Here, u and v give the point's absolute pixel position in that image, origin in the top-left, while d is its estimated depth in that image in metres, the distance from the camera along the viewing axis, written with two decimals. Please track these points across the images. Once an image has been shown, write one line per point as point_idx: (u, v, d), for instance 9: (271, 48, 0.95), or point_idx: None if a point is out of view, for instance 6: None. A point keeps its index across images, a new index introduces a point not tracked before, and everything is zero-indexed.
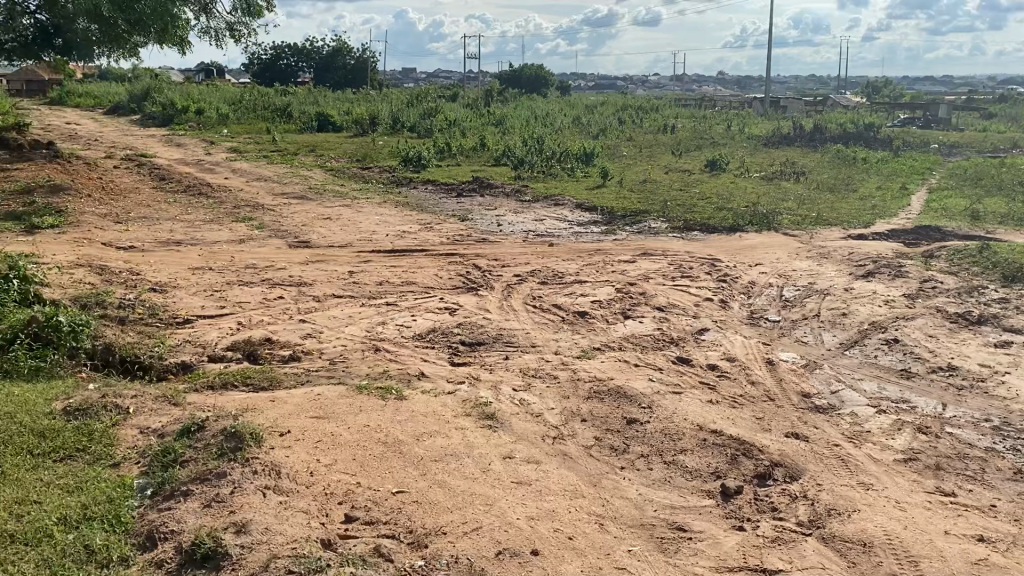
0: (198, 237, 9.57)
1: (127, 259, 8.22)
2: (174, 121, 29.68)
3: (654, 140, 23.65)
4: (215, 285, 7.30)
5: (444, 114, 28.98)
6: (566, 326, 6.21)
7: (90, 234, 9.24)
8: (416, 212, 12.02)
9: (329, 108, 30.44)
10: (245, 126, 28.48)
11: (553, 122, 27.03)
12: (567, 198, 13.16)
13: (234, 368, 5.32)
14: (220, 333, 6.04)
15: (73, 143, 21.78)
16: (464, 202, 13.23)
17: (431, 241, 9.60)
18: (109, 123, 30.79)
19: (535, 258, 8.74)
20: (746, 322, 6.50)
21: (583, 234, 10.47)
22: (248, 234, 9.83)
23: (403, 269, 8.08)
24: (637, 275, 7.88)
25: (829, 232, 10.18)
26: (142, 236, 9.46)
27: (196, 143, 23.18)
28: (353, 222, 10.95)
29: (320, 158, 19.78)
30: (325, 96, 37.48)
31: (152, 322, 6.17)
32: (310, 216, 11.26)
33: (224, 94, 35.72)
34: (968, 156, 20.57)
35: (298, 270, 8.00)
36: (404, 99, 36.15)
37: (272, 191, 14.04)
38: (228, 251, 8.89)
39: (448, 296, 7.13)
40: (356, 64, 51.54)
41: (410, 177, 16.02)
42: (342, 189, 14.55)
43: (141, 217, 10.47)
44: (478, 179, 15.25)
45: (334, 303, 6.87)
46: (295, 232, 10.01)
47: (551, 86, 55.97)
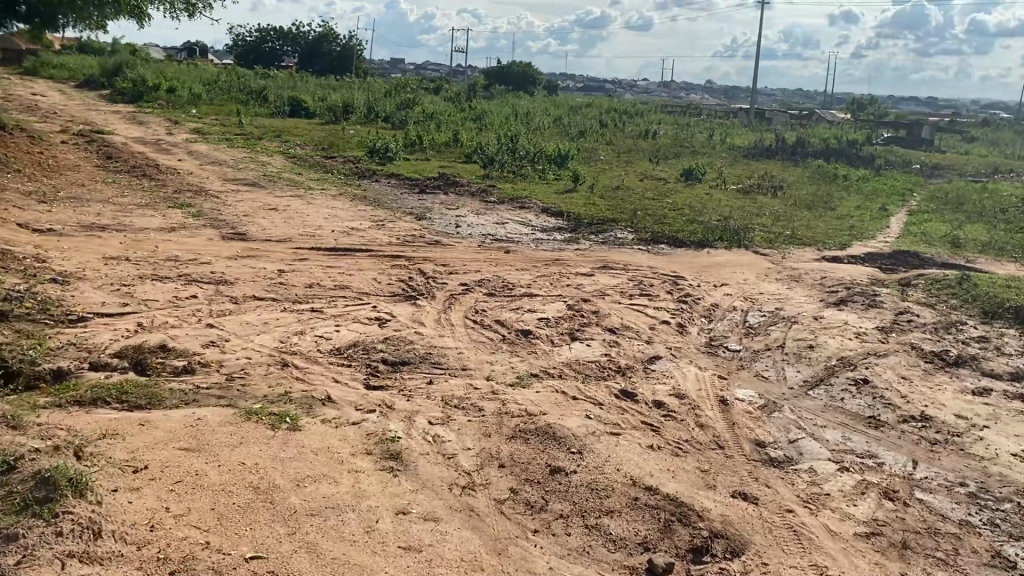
0: (124, 223, 8.87)
1: (37, 244, 7.52)
2: (143, 97, 28.78)
3: (633, 144, 23.14)
4: (125, 279, 6.62)
5: (423, 107, 28.30)
6: (505, 347, 5.59)
7: (6, 213, 8.52)
8: (371, 207, 11.36)
9: (305, 94, 29.66)
10: (216, 107, 27.63)
11: (532, 121, 26.41)
12: (534, 201, 12.56)
13: (115, 380, 4.65)
14: (113, 336, 5.36)
15: (28, 115, 20.86)
16: (426, 199, 12.59)
17: (379, 240, 8.96)
18: (76, 96, 29.80)
19: (487, 265, 8.13)
20: (704, 351, 5.92)
21: (544, 241, 9.87)
22: (182, 223, 9.14)
23: (340, 270, 7.44)
24: (593, 290, 7.28)
25: (802, 253, 9.65)
26: (63, 219, 8.74)
27: (160, 121, 22.35)
28: (300, 215, 10.28)
29: (285, 144, 19.04)
30: (303, 81, 36.62)
31: (39, 318, 5.49)
32: (256, 207, 10.57)
33: (199, 73, 34.78)
34: (950, 179, 20.23)
35: (224, 266, 7.33)
36: (384, 88, 35.46)
37: (223, 176, 13.32)
38: (154, 241, 8.20)
39: (382, 304, 6.49)
40: (342, 51, 51.14)
41: (374, 169, 15.35)
42: (299, 177, 13.87)
43: (70, 198, 9.74)
44: (445, 176, 14.62)
45: (253, 307, 6.22)
46: (233, 223, 9.33)
47: (537, 85, 55.41)
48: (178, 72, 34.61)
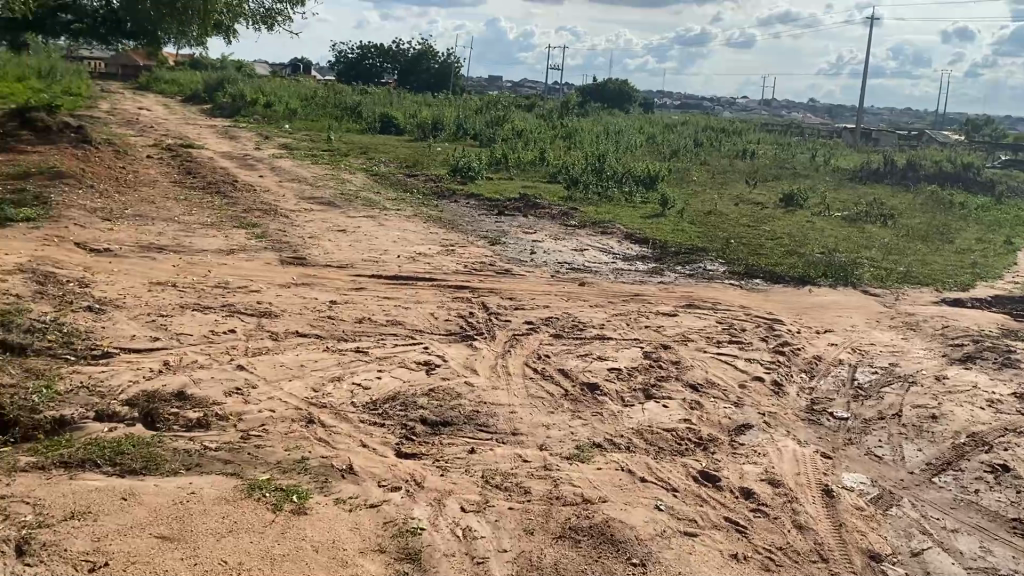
0: (183, 244, 8.50)
1: (86, 267, 7.17)
2: (240, 112, 29.29)
3: (729, 165, 22.04)
4: (164, 309, 6.14)
5: (512, 123, 27.85)
6: (566, 406, 4.82)
7: (66, 231, 8.28)
8: (445, 230, 10.77)
9: (397, 110, 29.62)
10: (308, 122, 27.84)
11: (624, 139, 25.58)
12: (618, 226, 11.76)
13: (118, 434, 4.09)
14: (133, 377, 4.84)
15: (126, 128, 21.29)
16: (503, 222, 11.96)
17: (446, 267, 8.33)
18: (178, 110, 30.56)
19: (558, 299, 7.37)
20: (804, 419, 5.01)
21: (625, 272, 9.06)
22: (243, 244, 8.73)
23: (396, 302, 6.81)
24: (675, 334, 6.44)
25: (917, 294, 8.54)
26: (123, 238, 8.43)
27: (251, 136, 22.52)
28: (368, 237, 9.76)
29: (369, 161, 18.75)
30: (397, 97, 36.80)
31: (58, 355, 5.03)
32: (324, 228, 10.11)
33: (297, 89, 35.29)
34: None
35: (273, 295, 6.80)
36: (476, 105, 35.21)
37: (299, 194, 12.97)
38: (208, 265, 7.78)
39: (435, 345, 5.82)
40: (441, 67, 51.83)
41: (454, 188, 14.84)
42: (376, 196, 13.43)
43: (136, 216, 9.49)
44: (525, 197, 13.98)
45: (293, 345, 5.63)
46: (295, 245, 8.86)
47: (633, 103, 54.47)
48: (276, 87, 35.24)
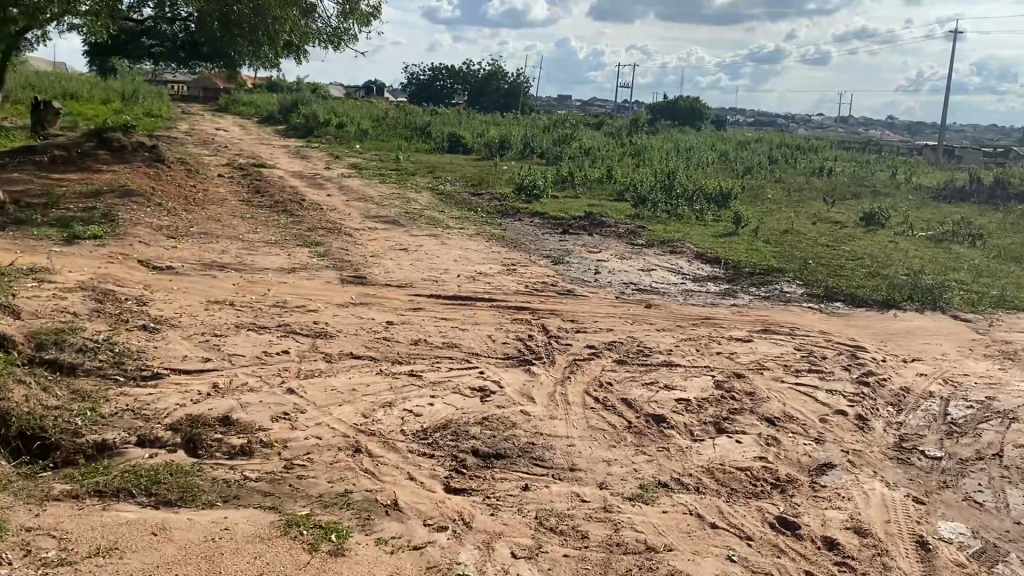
0: (244, 262, 8.45)
1: (147, 285, 7.14)
2: (312, 132, 29.76)
3: (804, 183, 21.33)
4: (218, 329, 6.03)
5: (581, 142, 27.59)
6: (629, 439, 4.49)
7: (131, 249, 8.32)
8: (508, 249, 10.54)
9: (465, 130, 29.67)
10: (378, 141, 28.10)
11: (695, 157, 25.06)
12: (688, 245, 11.35)
13: (158, 461, 3.93)
14: (180, 400, 4.70)
15: (201, 148, 21.76)
16: (568, 241, 11.67)
17: (507, 287, 8.08)
18: (253, 131, 31.23)
19: (624, 322, 7.04)
20: (892, 458, 4.57)
21: (695, 293, 8.66)
22: (304, 262, 8.64)
23: (453, 323, 6.58)
24: (749, 362, 6.03)
25: (1014, 320, 7.92)
26: (186, 256, 8.42)
27: (321, 155, 22.78)
28: (430, 256, 9.59)
29: (435, 180, 18.70)
30: (466, 116, 36.95)
31: (107, 376, 4.93)
32: (386, 246, 9.98)
33: (368, 110, 35.75)
34: None
35: (330, 314, 6.65)
36: (545, 124, 35.10)
37: (364, 213, 12.92)
38: (267, 283, 7.67)
39: (493, 369, 5.55)
40: (511, 86, 52.06)
41: (519, 207, 14.63)
42: (440, 215, 13.30)
43: (201, 234, 9.52)
44: (592, 216, 13.68)
45: (345, 367, 5.43)
46: (356, 264, 8.73)
47: (704, 120, 53.68)
48: (348, 108, 35.78)
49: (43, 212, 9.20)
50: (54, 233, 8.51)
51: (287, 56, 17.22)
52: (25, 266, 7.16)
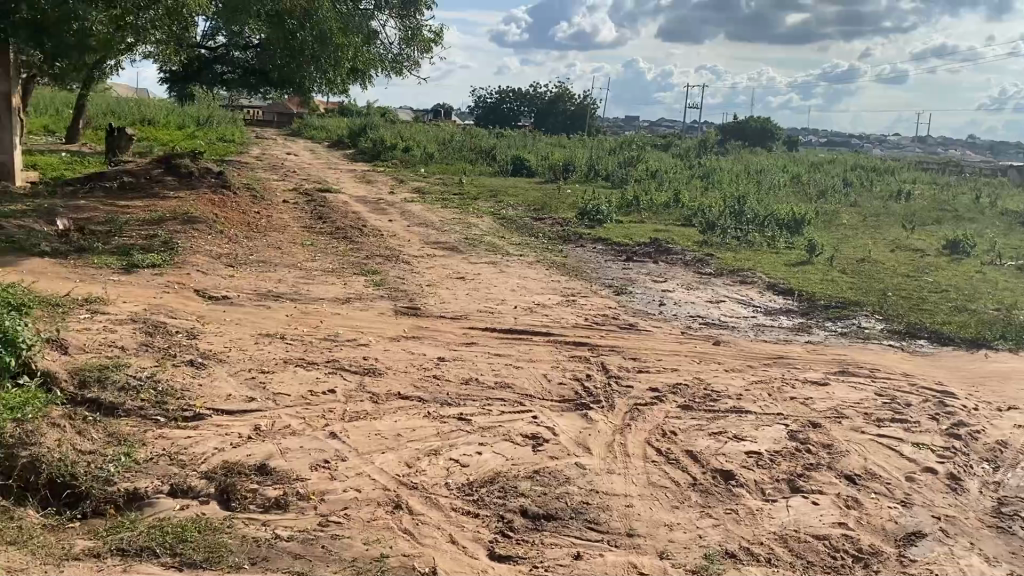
0: (300, 291, 8.32)
1: (200, 316, 7.04)
2: (379, 156, 30.02)
3: (881, 207, 20.50)
4: (266, 363, 5.85)
5: (647, 164, 27.16)
6: (693, 499, 4.13)
7: (188, 278, 8.27)
8: (569, 278, 10.22)
9: (531, 153, 29.53)
10: (443, 165, 28.16)
11: (766, 180, 24.39)
12: (759, 275, 10.86)
13: (188, 515, 3.73)
14: (219, 444, 4.51)
15: (270, 173, 22.06)
16: (633, 269, 11.30)
17: (567, 320, 7.76)
18: (321, 155, 31.66)
19: (689, 361, 6.64)
20: (990, 526, 4.10)
21: (766, 328, 8.20)
22: (360, 291, 8.47)
23: (508, 360, 6.28)
24: (826, 409, 5.58)
25: None
26: (243, 285, 8.34)
27: (386, 180, 22.88)
28: (488, 286, 9.33)
29: (498, 204, 18.53)
30: (532, 139, 36.86)
31: (147, 417, 4.78)
32: (443, 275, 9.77)
33: (434, 133, 35.96)
34: None
35: (381, 348, 6.42)
36: (612, 146, 34.76)
37: (425, 239, 12.77)
38: (321, 313, 7.50)
39: (548, 414, 5.23)
40: (577, 108, 51.86)
41: (582, 232, 14.31)
42: (501, 241, 13.08)
43: (260, 262, 9.45)
44: (657, 242, 13.28)
45: (393, 408, 5.18)
46: (412, 294, 8.52)
47: (775, 141, 52.61)
48: (415, 132, 36.06)
49: (106, 240, 9.26)
50: (115, 262, 8.53)
51: (351, 81, 17.31)
52: (81, 296, 7.14)
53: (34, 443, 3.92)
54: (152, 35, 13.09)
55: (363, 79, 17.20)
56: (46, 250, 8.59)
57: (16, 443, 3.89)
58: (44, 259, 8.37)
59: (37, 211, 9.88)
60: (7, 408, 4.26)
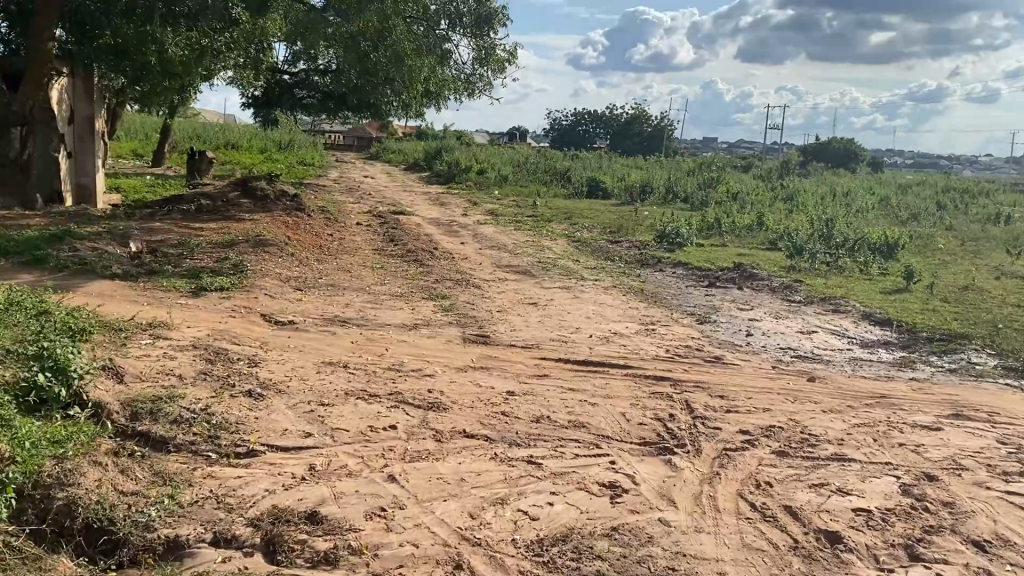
0: (367, 316, 8.03)
1: (263, 342, 6.80)
2: (454, 178, 29.99)
3: (980, 230, 19.35)
4: (326, 394, 5.52)
5: (727, 186, 26.40)
6: (795, 567, 3.61)
7: (255, 301, 8.06)
8: (648, 305, 9.71)
9: (606, 175, 29.06)
10: (518, 187, 27.93)
11: (854, 202, 23.38)
12: (852, 303, 10.16)
13: (229, 568, 3.40)
14: (269, 485, 4.18)
15: (345, 195, 22.14)
16: (715, 296, 10.72)
17: (647, 351, 7.25)
18: (397, 178, 31.83)
19: (783, 400, 6.06)
20: None
21: (864, 363, 7.53)
22: (429, 317, 8.12)
23: (583, 396, 5.81)
24: (942, 460, 4.95)
25: None
26: (309, 309, 8.09)
27: (460, 201, 22.71)
28: (562, 313, 8.90)
29: (573, 226, 18.12)
30: (608, 161, 36.41)
31: (198, 453, 4.49)
32: (515, 300, 9.38)
33: (509, 156, 35.84)
34: None
35: (448, 380, 6.03)
36: (690, 167, 34.03)
37: (497, 262, 12.44)
38: (387, 341, 7.18)
39: (627, 460, 4.75)
40: (653, 130, 51.77)
41: (661, 256, 13.77)
42: (576, 264, 12.64)
43: (328, 285, 9.23)
44: (741, 268, 12.67)
45: (457, 448, 4.78)
46: (482, 321, 8.14)
47: (859, 162, 50.96)
48: (490, 155, 36.01)
49: (177, 262, 9.18)
50: (183, 284, 8.41)
51: (425, 103, 17.19)
52: (146, 320, 6.99)
53: (71, 485, 3.68)
54: (229, 59, 13.19)
55: (437, 101, 17.06)
56: (117, 273, 8.54)
57: (52, 484, 3.66)
58: (114, 282, 8.31)
59: (112, 234, 9.92)
60: (50, 442, 4.03)
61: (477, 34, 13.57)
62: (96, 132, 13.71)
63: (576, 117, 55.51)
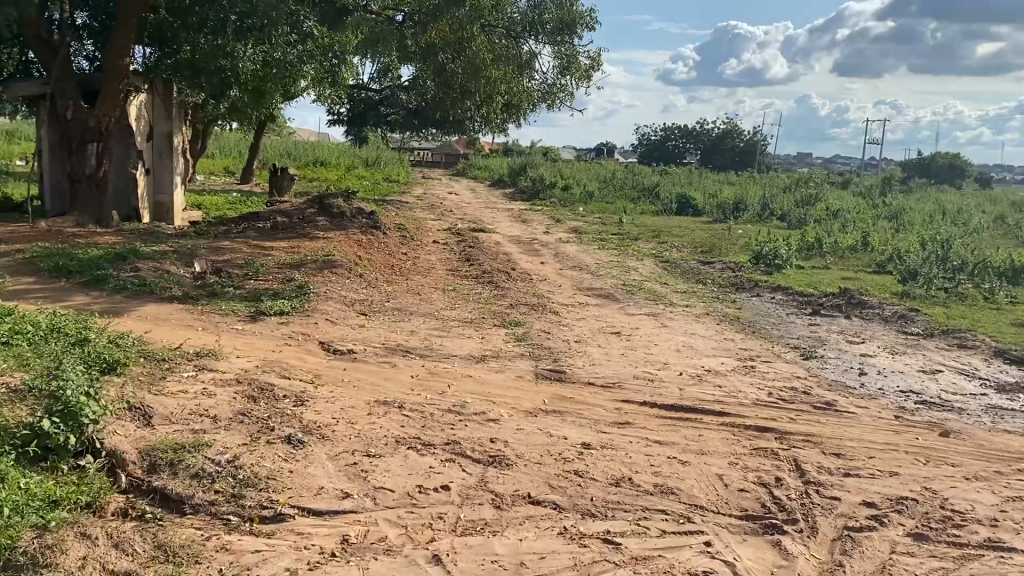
0: (432, 345, 7.34)
1: (316, 375, 6.18)
2: (539, 194, 29.35)
3: None
4: (374, 442, 4.83)
5: (826, 204, 24.99)
6: None
7: (314, 327, 7.47)
8: (745, 337, 8.75)
9: (697, 191, 27.90)
10: (603, 203, 27.07)
11: (968, 221, 21.69)
12: (981, 337, 8.97)
13: None
14: (292, 562, 3.52)
15: (427, 212, 21.72)
16: (820, 327, 9.66)
17: (745, 396, 6.33)
18: (482, 194, 31.39)
19: (914, 461, 5.07)
20: None
21: (1006, 412, 6.42)
22: (500, 348, 7.37)
23: (672, 452, 4.96)
24: None
25: None
26: (371, 337, 7.46)
27: (543, 218, 22.00)
28: (648, 345, 8.03)
29: (661, 246, 17.15)
30: (700, 177, 35.18)
31: (217, 516, 3.86)
32: (596, 329, 8.56)
33: (597, 172, 34.99)
34: None
35: (514, 427, 5.26)
36: (786, 183, 32.54)
37: (578, 285, 11.64)
38: (451, 375, 6.46)
39: (725, 543, 3.92)
40: (745, 145, 50.47)
41: (757, 280, 12.73)
42: (664, 288, 11.74)
43: (395, 310, 8.61)
44: (848, 295, 11.54)
45: (519, 519, 4.02)
46: (558, 353, 7.35)
47: (967, 179, 48.17)
48: (577, 170, 35.24)
49: (239, 283, 8.73)
50: (241, 307, 7.92)
51: (507, 115, 16.53)
52: (193, 347, 6.47)
53: (47, 567, 3.18)
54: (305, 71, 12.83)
55: (519, 114, 16.39)
56: (175, 295, 8.14)
57: (24, 565, 3.17)
58: (172, 305, 7.91)
59: (178, 253, 9.59)
60: (40, 510, 3.49)
61: (559, 41, 12.78)
62: (175, 149, 13.59)
63: (665, 132, 54.39)
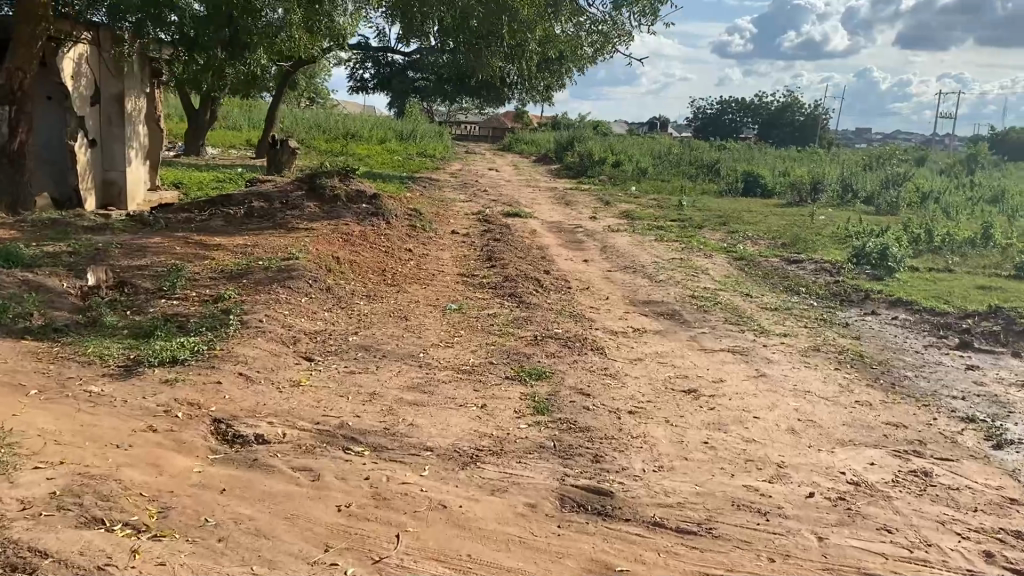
0: (395, 425, 4.54)
1: (158, 510, 3.42)
2: (585, 170, 26.41)
3: None
4: None
5: (917, 182, 21.67)
6: None
7: (213, 391, 4.72)
8: (885, 398, 5.78)
9: (765, 168, 24.65)
10: (658, 182, 24.02)
11: None
12: None
13: None
14: None
15: (457, 192, 18.96)
16: (986, 374, 6.65)
17: (945, 564, 3.43)
18: (524, 171, 28.52)
19: None
20: None
21: None
22: (507, 434, 4.53)
23: None
24: None
25: None
26: (303, 408, 4.68)
27: (589, 200, 19.08)
28: (745, 418, 5.10)
29: (731, 236, 14.15)
30: (764, 153, 31.84)
31: None
32: (660, 385, 5.66)
33: (651, 147, 31.83)
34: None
35: None
36: (864, 160, 29.07)
37: (631, 297, 8.75)
38: (409, 505, 3.65)
39: None
40: (806, 119, 47.21)
41: (868, 289, 9.68)
42: (746, 302, 8.79)
43: (360, 348, 5.83)
44: (1001, 315, 8.46)
45: None
46: (599, 444, 4.48)
47: None
48: (628, 145, 32.09)
49: (140, 306, 6.03)
50: (119, 350, 5.21)
51: (547, 76, 13.54)
52: None
53: None
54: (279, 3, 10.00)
55: (562, 73, 13.34)
56: (31, 327, 5.45)
57: None
58: (17, 344, 5.19)
59: (78, 257, 6.94)
60: None
61: None
62: (131, 115, 11.03)
63: (723, 104, 50.92)
